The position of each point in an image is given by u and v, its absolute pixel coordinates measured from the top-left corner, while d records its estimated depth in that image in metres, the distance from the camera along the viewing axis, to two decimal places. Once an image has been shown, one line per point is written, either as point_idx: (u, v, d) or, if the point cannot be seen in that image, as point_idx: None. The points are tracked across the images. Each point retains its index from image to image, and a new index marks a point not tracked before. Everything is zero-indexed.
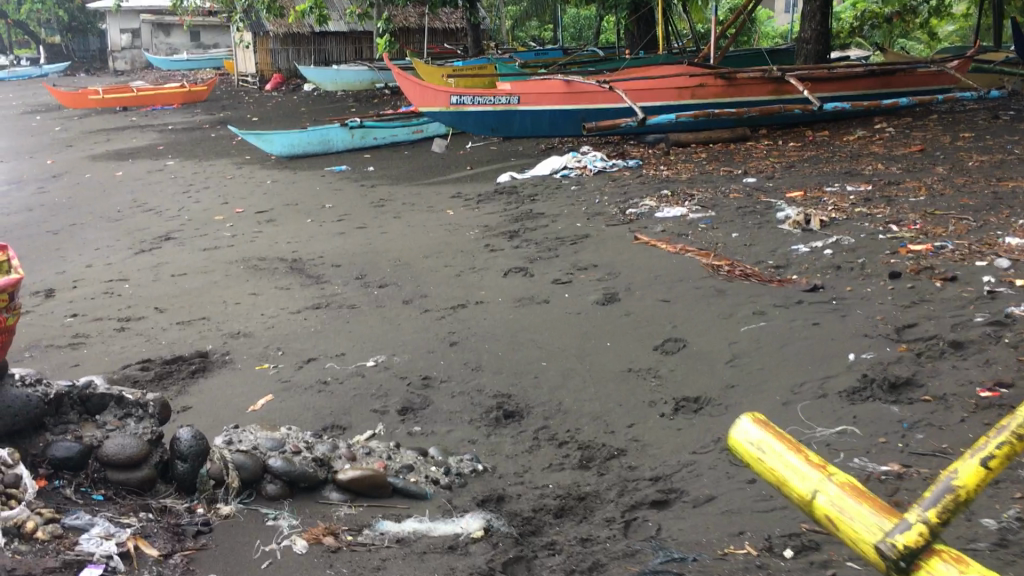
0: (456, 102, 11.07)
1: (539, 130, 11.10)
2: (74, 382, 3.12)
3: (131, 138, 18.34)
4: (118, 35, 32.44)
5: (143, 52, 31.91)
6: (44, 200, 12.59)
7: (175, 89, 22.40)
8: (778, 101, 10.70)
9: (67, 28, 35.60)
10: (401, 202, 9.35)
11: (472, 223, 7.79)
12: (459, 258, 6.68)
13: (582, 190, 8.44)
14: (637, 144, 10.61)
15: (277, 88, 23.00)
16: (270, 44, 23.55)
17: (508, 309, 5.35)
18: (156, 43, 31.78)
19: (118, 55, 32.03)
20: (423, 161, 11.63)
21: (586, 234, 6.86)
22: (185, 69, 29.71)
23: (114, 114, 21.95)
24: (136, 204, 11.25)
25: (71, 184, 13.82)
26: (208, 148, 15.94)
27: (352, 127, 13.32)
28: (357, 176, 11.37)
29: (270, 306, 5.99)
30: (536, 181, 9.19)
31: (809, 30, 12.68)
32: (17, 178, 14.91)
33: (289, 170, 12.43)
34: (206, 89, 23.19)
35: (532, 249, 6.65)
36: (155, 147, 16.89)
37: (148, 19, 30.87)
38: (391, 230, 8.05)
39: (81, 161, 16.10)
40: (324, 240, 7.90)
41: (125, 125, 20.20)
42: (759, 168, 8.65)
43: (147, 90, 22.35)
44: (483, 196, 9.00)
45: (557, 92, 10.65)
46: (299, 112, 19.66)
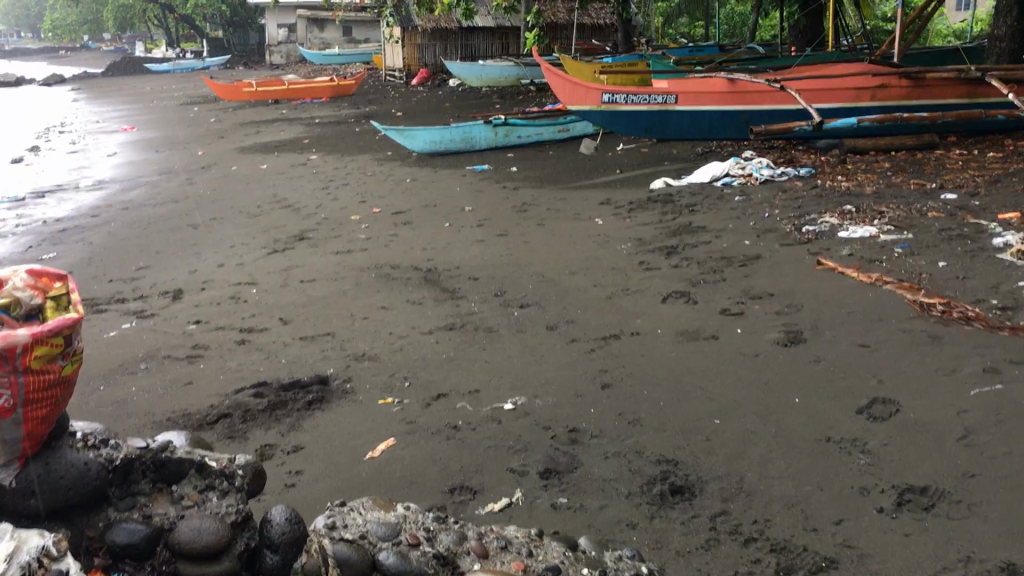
0: (608, 101, 10.25)
1: (697, 132, 10.20)
2: (152, 443, 2.69)
3: (279, 131, 18.44)
4: (275, 29, 33.20)
5: (297, 47, 32.55)
6: (189, 192, 12.58)
7: (324, 82, 22.51)
8: (973, 105, 9.46)
9: (228, 22, 36.80)
10: (546, 208, 8.68)
11: (624, 235, 7.03)
12: (610, 277, 5.94)
13: (747, 201, 7.54)
14: (808, 150, 9.58)
15: (422, 82, 22.93)
16: (417, 39, 23.39)
17: (669, 345, 4.58)
18: (309, 38, 32.31)
19: (274, 50, 32.80)
20: (570, 162, 10.94)
21: (757, 254, 5.99)
22: (335, 64, 30.05)
23: (265, 107, 22.25)
24: (276, 199, 11.04)
25: (217, 176, 13.82)
26: (351, 142, 15.76)
27: (496, 125, 12.75)
28: (499, 177, 10.78)
29: (399, 324, 5.42)
30: (694, 189, 8.34)
31: (1002, 26, 11.27)
32: (167, 169, 15.09)
33: (429, 169, 11.97)
34: (353, 83, 23.23)
35: (694, 269, 5.85)
36: (301, 140, 16.85)
37: (303, 14, 31.37)
38: (534, 239, 7.39)
39: (228, 152, 16.22)
40: (462, 247, 7.31)
41: (274, 118, 20.39)
42: (957, 181, 7.53)
43: (297, 83, 22.55)
44: (635, 204, 8.22)
45: (718, 91, 9.74)
46: (444, 107, 19.34)
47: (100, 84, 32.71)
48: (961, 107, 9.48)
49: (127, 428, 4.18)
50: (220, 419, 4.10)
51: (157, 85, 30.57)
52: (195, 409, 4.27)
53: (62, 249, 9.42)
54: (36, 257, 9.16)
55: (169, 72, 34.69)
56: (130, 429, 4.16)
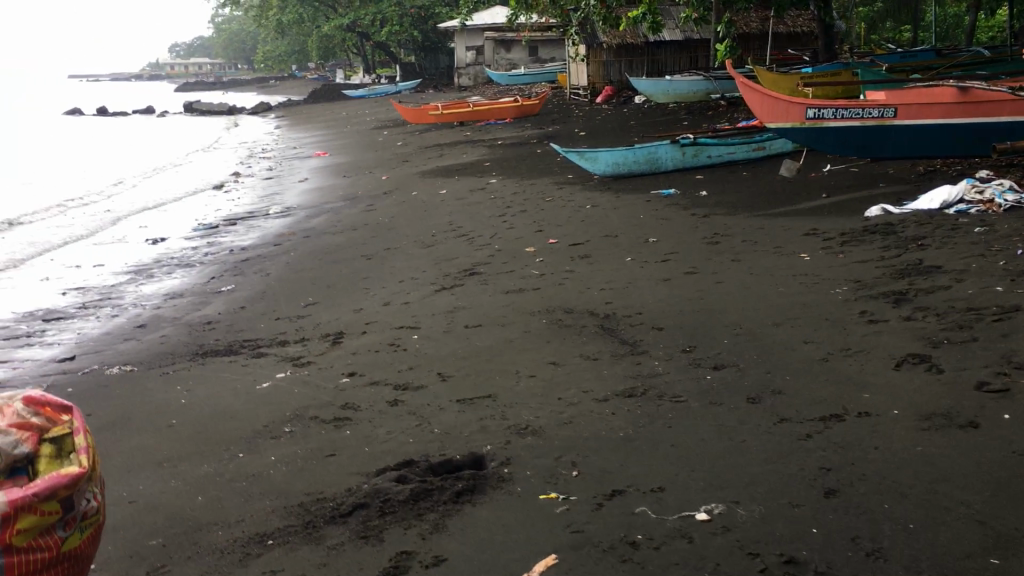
0: (813, 116, 9.07)
1: (918, 151, 8.86)
2: None
3: (461, 153, 18.23)
4: (463, 52, 33.49)
5: (484, 68, 32.65)
6: (368, 219, 12.40)
7: (508, 103, 22.20)
8: None
9: (420, 47, 37.54)
10: (742, 239, 7.70)
11: (838, 276, 5.98)
12: (824, 332, 4.95)
13: (990, 233, 6.30)
14: None
15: (606, 101, 22.18)
16: (603, 56, 22.72)
17: (909, 433, 3.58)
18: (496, 59, 32.31)
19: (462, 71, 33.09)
20: (768, 185, 9.87)
21: (1014, 304, 4.82)
22: (521, 84, 29.88)
23: (450, 129, 22.20)
24: (452, 227, 10.60)
25: (398, 202, 13.62)
26: (533, 164, 15.24)
27: (684, 145, 11.79)
28: (688, 203, 9.86)
29: (569, 388, 4.67)
30: (921, 218, 7.12)
31: None
32: (351, 194, 15.09)
33: (611, 193, 11.21)
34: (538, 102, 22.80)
35: (932, 324, 4.77)
36: (482, 163, 16.50)
37: (491, 36, 31.44)
38: (730, 278, 6.45)
39: (411, 177, 16.07)
40: (646, 287, 6.48)
41: (458, 140, 20.25)
42: None
43: (482, 104, 22.37)
44: (848, 236, 7.10)
45: (947, 102, 8.40)
46: (629, 125, 18.55)
47: (302, 111, 34.12)
48: None
49: (256, 512, 3.64)
50: (355, 510, 3.47)
51: (352, 110, 31.47)
52: (331, 494, 3.68)
53: (240, 280, 9.32)
54: (215, 289, 9.06)
55: (365, 97, 35.75)
56: (258, 515, 3.60)
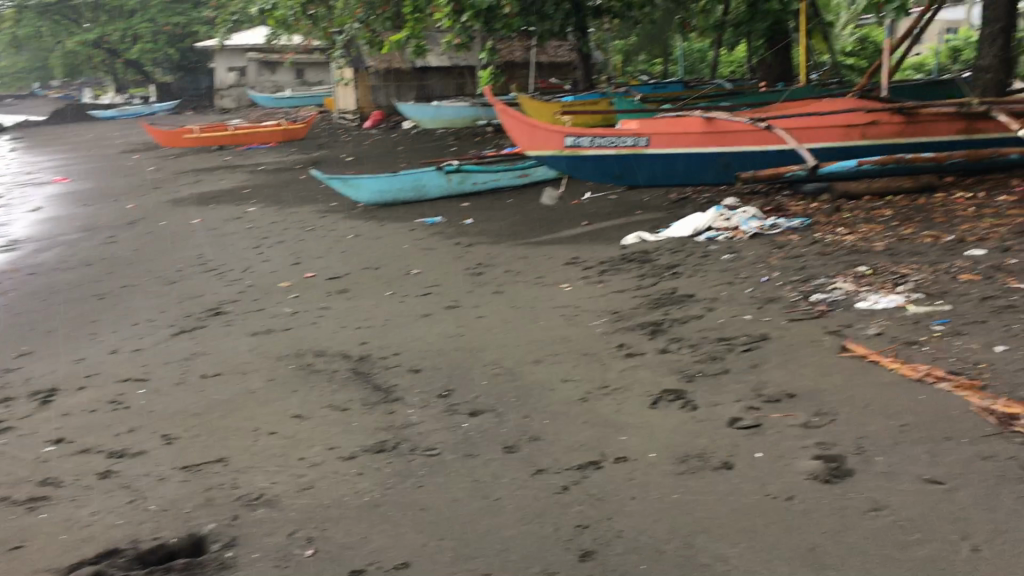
0: (572, 144, 9.00)
1: (671, 178, 9.04)
2: None
3: (220, 179, 17.19)
4: (225, 73, 31.70)
5: (247, 89, 31.21)
6: (108, 253, 11.27)
7: (271, 127, 21.29)
8: (970, 143, 8.50)
9: (178, 66, 35.48)
10: (504, 269, 7.54)
11: (597, 307, 5.90)
12: (583, 368, 4.80)
13: (737, 260, 6.46)
14: (794, 195, 8.55)
15: (374, 126, 21.79)
16: (370, 81, 22.38)
17: (666, 479, 3.41)
18: (261, 81, 31.11)
19: (224, 93, 31.48)
20: (531, 213, 9.86)
21: (762, 333, 4.86)
22: (287, 107, 28.89)
23: (208, 154, 20.96)
24: (201, 261, 9.79)
25: (144, 233, 12.52)
26: (295, 192, 14.58)
27: (449, 171, 11.65)
28: (452, 231, 9.65)
29: (312, 445, 4.21)
30: (674, 245, 7.24)
31: (987, 57, 10.38)
32: (91, 225, 13.74)
33: (375, 221, 10.82)
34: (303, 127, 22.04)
35: (686, 356, 4.72)
36: (241, 190, 15.59)
37: (254, 57, 30.19)
38: (490, 311, 6.23)
39: (161, 205, 14.90)
40: (403, 324, 6.13)
41: (216, 165, 19.12)
42: (976, 231, 6.46)
43: (243, 128, 21.30)
44: (607, 264, 7.10)
45: (694, 131, 8.63)
46: (397, 151, 18.26)
47: (43, 132, 31.24)
48: (959, 146, 8.52)
49: None
50: None
51: (100, 133, 29.15)
52: None
53: None
54: None
55: (116, 118, 33.27)
56: None
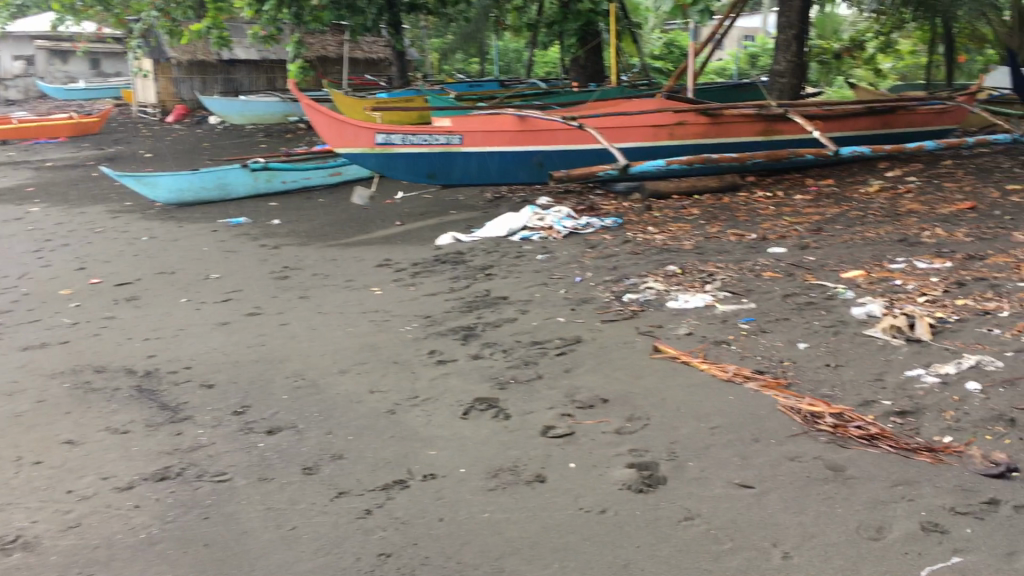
0: (383, 142, 8.57)
1: (485, 178, 8.82)
2: None
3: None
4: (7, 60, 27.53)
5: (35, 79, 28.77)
6: None
7: (61, 120, 19.69)
8: (769, 143, 8.95)
9: None
10: (312, 272, 7.16)
11: (408, 312, 5.64)
12: (392, 378, 4.53)
13: (550, 260, 6.37)
14: (606, 195, 8.64)
15: (179, 118, 20.62)
16: (173, 73, 21.13)
17: (476, 497, 3.21)
18: (50, 71, 28.32)
19: (9, 84, 27.46)
20: (343, 214, 9.48)
21: (576, 336, 4.76)
22: (81, 99, 26.88)
23: None
24: None
25: None
26: (86, 190, 13.46)
27: (256, 169, 11.06)
28: (258, 232, 9.13)
29: (81, 475, 3.72)
30: (488, 245, 7.09)
31: (782, 62, 10.89)
32: None
33: (174, 222, 10.10)
34: (98, 121, 20.52)
35: (499, 363, 4.55)
36: (23, 188, 14.26)
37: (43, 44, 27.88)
38: (294, 318, 5.85)
39: None
40: (197, 335, 5.64)
41: None
42: (776, 230, 6.67)
43: (29, 121, 19.58)
44: (420, 266, 6.86)
45: (508, 130, 8.46)
46: (202, 148, 17.29)
47: None
48: (758, 146, 8.93)
49: None
50: None
51: None
52: None
53: None
54: None
55: None
56: None
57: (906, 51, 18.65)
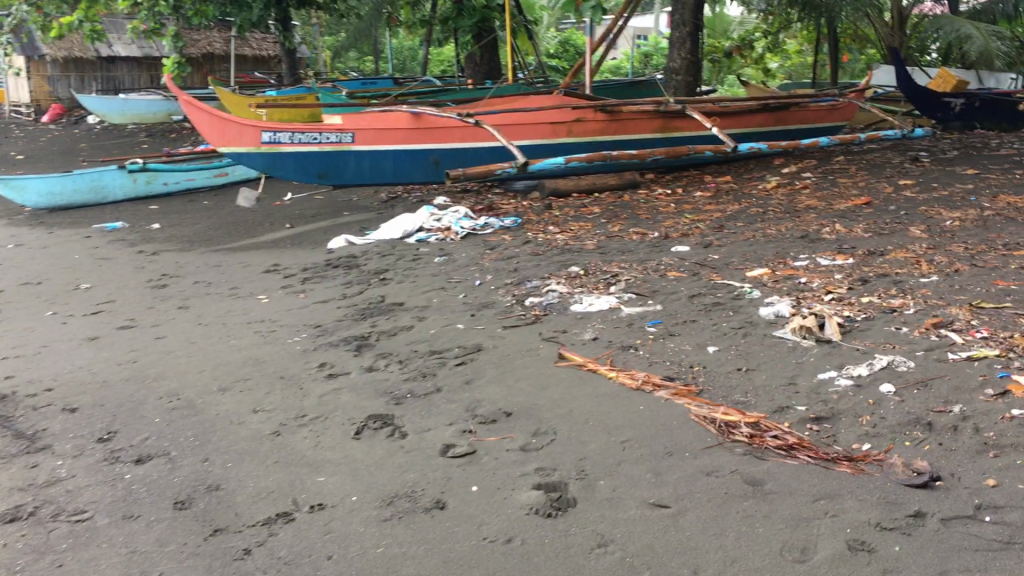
0: (270, 141, 8.11)
1: (379, 178, 8.46)
2: None
3: None
4: None
5: None
6: None
7: None
8: (667, 140, 8.85)
9: None
10: (193, 280, 6.69)
11: (296, 321, 5.27)
12: (277, 395, 4.16)
13: (448, 262, 6.09)
14: (506, 194, 8.42)
15: (55, 119, 19.56)
16: (47, 70, 19.99)
17: (369, 529, 2.90)
18: None
19: None
20: (229, 217, 8.99)
21: (476, 344, 4.49)
22: None
23: None
24: None
25: None
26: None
27: (133, 171, 10.39)
28: (137, 238, 8.56)
29: None
30: (383, 248, 6.76)
31: (677, 59, 10.88)
32: None
33: (44, 228, 9.41)
34: None
35: (395, 375, 4.24)
36: None
37: None
38: (172, 330, 5.40)
39: None
40: (62, 352, 5.14)
41: None
42: (678, 228, 6.55)
43: None
44: (310, 271, 6.48)
45: (402, 127, 8.12)
46: (79, 148, 16.35)
47: None
48: (656, 144, 8.83)
49: None
50: None
51: None
52: None
53: None
54: None
55: None
56: None
57: (794, 51, 19.07)
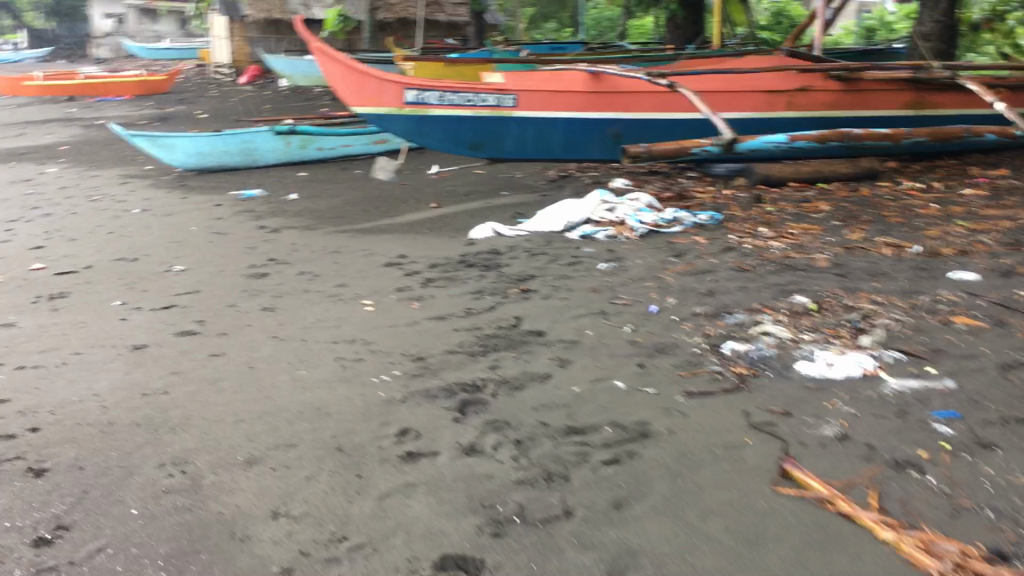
0: (415, 101, 6.64)
1: (544, 153, 6.84)
2: None
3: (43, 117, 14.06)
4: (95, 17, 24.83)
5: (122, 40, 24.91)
6: None
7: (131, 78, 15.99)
8: (918, 120, 6.76)
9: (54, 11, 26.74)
10: (301, 270, 5.32)
11: (394, 349, 3.73)
12: (320, 487, 2.61)
13: (618, 272, 4.40)
14: (702, 178, 6.62)
15: (251, 80, 18.55)
16: (248, 32, 19.31)
17: None
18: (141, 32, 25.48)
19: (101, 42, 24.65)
20: (373, 192, 7.62)
21: (644, 426, 2.79)
22: (168, 61, 22.80)
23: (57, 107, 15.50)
24: None
25: None
26: (109, 131, 11.72)
27: (285, 134, 9.11)
28: (266, 210, 7.33)
29: None
30: (538, 243, 5.16)
31: (928, 21, 8.60)
32: None
33: (179, 190, 8.30)
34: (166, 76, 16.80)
35: (503, 471, 2.61)
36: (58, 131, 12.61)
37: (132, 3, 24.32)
38: (235, 345, 3.95)
39: None
40: (92, 365, 3.76)
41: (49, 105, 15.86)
42: (954, 241, 4.56)
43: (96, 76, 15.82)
44: (440, 269, 4.96)
45: (576, 91, 6.48)
46: (261, 105, 15.48)
47: None
48: (904, 123, 6.77)
49: None
50: None
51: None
52: None
53: None
54: None
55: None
56: None
57: None
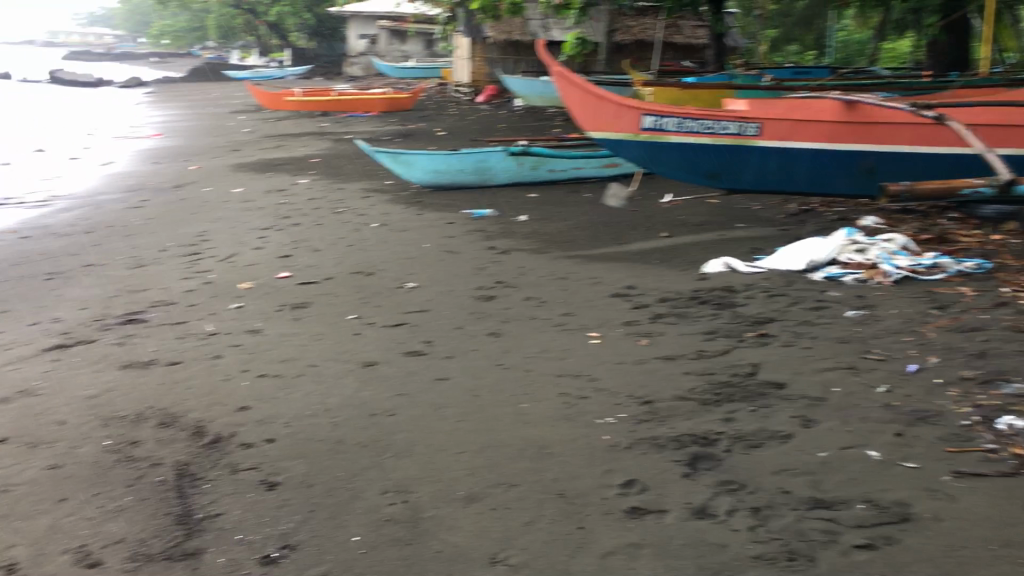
0: (652, 127, 6.46)
1: (786, 185, 6.45)
2: None
3: (300, 129, 15.08)
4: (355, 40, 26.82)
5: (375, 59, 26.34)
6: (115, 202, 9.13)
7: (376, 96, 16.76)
8: None
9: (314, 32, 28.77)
10: (528, 295, 5.27)
11: (622, 388, 3.56)
12: (540, 536, 2.49)
13: (869, 323, 4.02)
14: (965, 220, 6.00)
15: (488, 100, 19.08)
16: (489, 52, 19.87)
17: None
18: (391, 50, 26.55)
19: (354, 60, 26.92)
20: (602, 217, 7.51)
21: (903, 509, 2.46)
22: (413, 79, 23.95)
23: (312, 120, 16.63)
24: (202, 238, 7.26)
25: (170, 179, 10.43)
26: (356, 146, 12.35)
27: (518, 154, 9.20)
28: (496, 230, 7.41)
29: None
30: (778, 283, 4.83)
31: None
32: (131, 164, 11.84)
33: (416, 206, 8.58)
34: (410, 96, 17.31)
35: (738, 542, 2.38)
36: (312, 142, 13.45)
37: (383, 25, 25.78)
38: (461, 370, 3.93)
39: (220, 149, 12.88)
40: (325, 378, 3.85)
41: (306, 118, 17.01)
42: None
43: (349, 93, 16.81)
44: (671, 304, 4.75)
45: (826, 120, 6.08)
46: (497, 124, 15.87)
47: (148, 82, 29.33)
48: None
49: None
50: None
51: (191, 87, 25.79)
52: None
53: None
54: None
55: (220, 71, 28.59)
56: None
57: None
